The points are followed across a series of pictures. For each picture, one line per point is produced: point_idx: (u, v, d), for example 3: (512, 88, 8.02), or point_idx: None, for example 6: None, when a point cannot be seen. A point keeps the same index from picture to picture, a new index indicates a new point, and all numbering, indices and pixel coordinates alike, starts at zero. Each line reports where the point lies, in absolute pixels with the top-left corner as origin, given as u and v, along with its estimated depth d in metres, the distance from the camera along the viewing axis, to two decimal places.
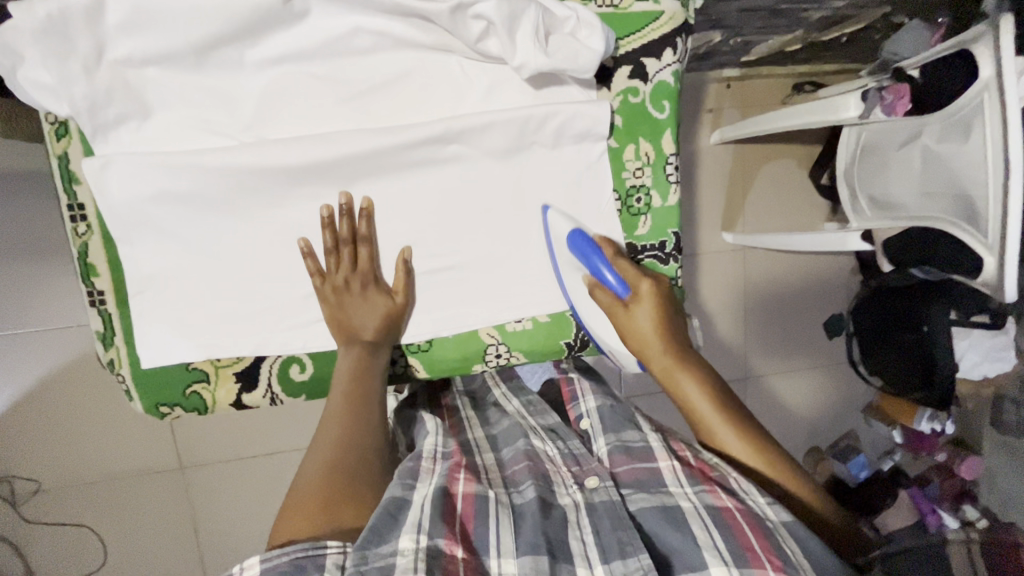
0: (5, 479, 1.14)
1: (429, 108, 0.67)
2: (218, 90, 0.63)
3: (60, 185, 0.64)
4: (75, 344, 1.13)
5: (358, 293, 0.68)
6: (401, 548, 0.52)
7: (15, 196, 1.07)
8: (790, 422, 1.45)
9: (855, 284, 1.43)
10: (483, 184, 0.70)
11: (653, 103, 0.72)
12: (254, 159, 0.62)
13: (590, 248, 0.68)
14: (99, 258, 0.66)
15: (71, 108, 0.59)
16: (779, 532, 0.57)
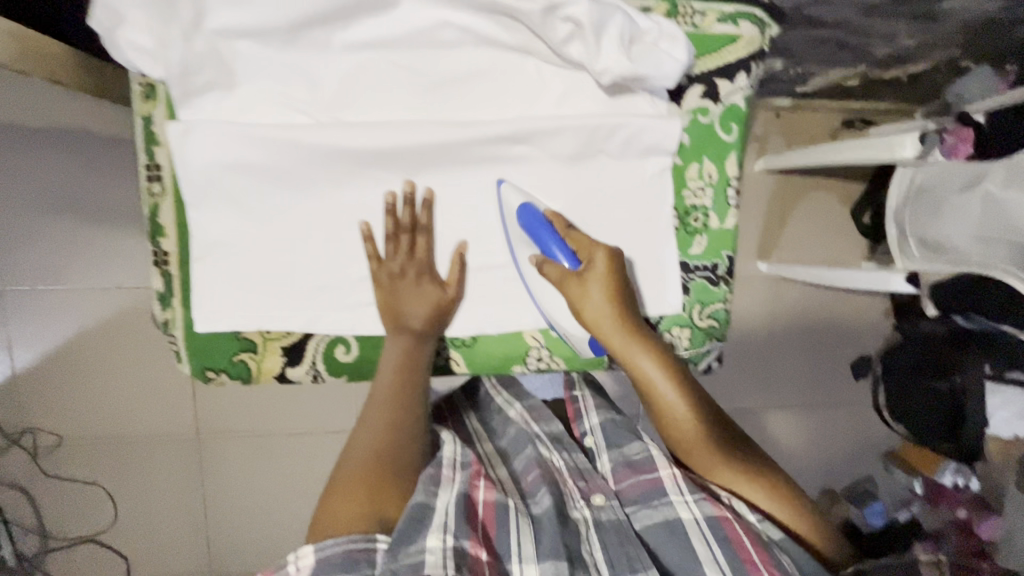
0: (28, 430, 1.16)
1: (503, 105, 0.67)
2: (304, 69, 0.64)
3: (141, 145, 0.67)
4: (110, 306, 1.14)
5: (411, 279, 0.70)
6: (430, 547, 0.55)
7: (80, 153, 1.11)
8: (805, 459, 1.42)
9: (887, 327, 1.40)
10: (545, 186, 0.69)
11: (722, 126, 0.71)
12: (330, 139, 0.64)
13: (537, 222, 0.66)
14: (169, 220, 0.68)
15: (164, 73, 0.61)
16: (775, 547, 0.62)
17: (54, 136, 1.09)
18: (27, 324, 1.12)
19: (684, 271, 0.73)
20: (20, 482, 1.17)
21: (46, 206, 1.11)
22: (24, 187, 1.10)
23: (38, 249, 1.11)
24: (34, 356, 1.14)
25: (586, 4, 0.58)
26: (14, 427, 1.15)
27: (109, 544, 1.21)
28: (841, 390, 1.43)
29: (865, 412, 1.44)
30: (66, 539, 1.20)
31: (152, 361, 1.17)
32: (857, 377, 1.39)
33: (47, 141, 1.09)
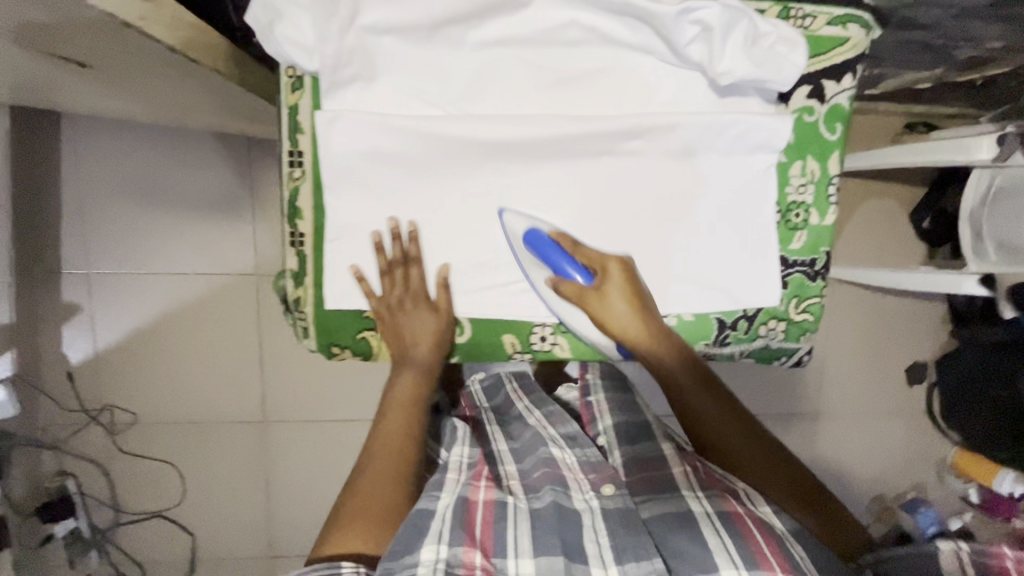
0: (106, 407, 1.21)
1: (619, 102, 0.67)
2: (435, 63, 0.65)
3: (285, 132, 0.69)
4: (193, 290, 1.20)
5: (411, 311, 0.71)
6: (424, 558, 0.56)
7: (168, 144, 1.16)
8: (857, 464, 1.41)
9: (943, 334, 1.39)
10: (652, 181, 0.68)
11: (827, 125, 0.70)
12: (453, 131, 0.66)
13: (546, 242, 0.66)
14: (306, 203, 0.70)
15: (318, 65, 0.64)
16: (786, 539, 0.62)
17: (145, 128, 1.15)
18: (110, 305, 1.18)
19: (783, 265, 0.72)
20: (96, 457, 1.22)
21: (136, 195, 1.16)
22: (115, 175, 1.15)
23: (126, 235, 1.17)
24: (116, 336, 1.19)
25: (720, 9, 0.60)
26: (94, 404, 1.21)
27: (175, 521, 1.25)
28: (895, 397, 1.41)
29: (919, 421, 1.43)
30: (135, 514, 1.25)
31: (227, 345, 1.22)
32: (910, 383, 1.40)
33: (139, 132, 1.15)
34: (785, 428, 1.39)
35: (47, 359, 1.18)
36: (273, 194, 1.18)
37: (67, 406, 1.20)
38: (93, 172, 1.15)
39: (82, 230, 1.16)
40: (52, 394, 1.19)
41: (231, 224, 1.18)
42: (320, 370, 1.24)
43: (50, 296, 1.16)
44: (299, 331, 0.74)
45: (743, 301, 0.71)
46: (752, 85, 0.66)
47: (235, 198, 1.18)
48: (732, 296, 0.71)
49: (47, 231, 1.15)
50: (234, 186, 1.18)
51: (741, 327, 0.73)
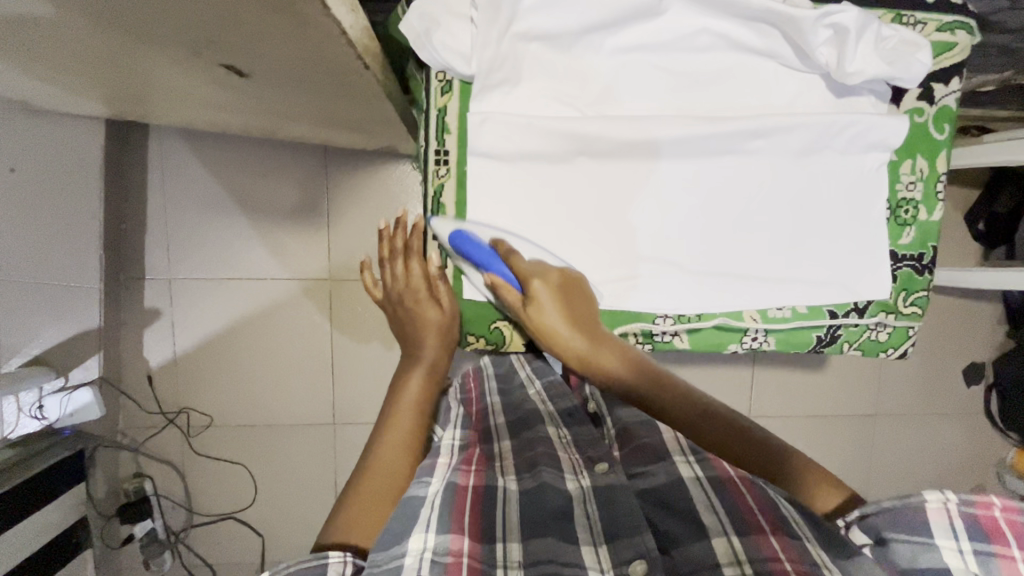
0: (184, 410, 1.25)
1: (742, 104, 0.70)
2: (574, 69, 0.69)
3: (432, 133, 0.73)
4: (269, 295, 1.23)
5: (423, 301, 0.87)
6: (408, 550, 0.51)
7: (254, 155, 1.21)
8: (912, 464, 1.43)
9: (1002, 334, 1.40)
10: (769, 180, 0.71)
11: (936, 124, 0.73)
12: (585, 131, 0.69)
13: (466, 242, 0.69)
14: (450, 200, 0.74)
15: (475, 68, 0.68)
16: (778, 499, 0.54)
17: (229, 140, 1.20)
18: (190, 310, 1.23)
19: (893, 259, 0.75)
20: (172, 459, 1.25)
21: (220, 204, 1.22)
22: (201, 186, 1.21)
23: (209, 242, 1.22)
24: (194, 340, 1.23)
25: (857, 13, 0.62)
26: (173, 406, 1.24)
27: (245, 522, 1.27)
28: (953, 398, 1.43)
29: (978, 421, 1.44)
30: (207, 516, 1.27)
31: (299, 347, 1.25)
32: (967, 384, 1.42)
33: (224, 143, 1.21)
34: (842, 430, 1.41)
35: (131, 362, 1.23)
36: (349, 200, 1.22)
37: (147, 408, 1.24)
38: (181, 184, 1.21)
39: (165, 240, 1.22)
40: (133, 396, 1.24)
41: (310, 230, 1.23)
42: (389, 371, 1.27)
43: (134, 300, 1.22)
44: None
45: (851, 296, 0.73)
46: (868, 86, 0.69)
47: (312, 205, 1.22)
48: (846, 288, 0.73)
49: (136, 241, 1.21)
50: (311, 193, 1.22)
51: (853, 319, 0.75)
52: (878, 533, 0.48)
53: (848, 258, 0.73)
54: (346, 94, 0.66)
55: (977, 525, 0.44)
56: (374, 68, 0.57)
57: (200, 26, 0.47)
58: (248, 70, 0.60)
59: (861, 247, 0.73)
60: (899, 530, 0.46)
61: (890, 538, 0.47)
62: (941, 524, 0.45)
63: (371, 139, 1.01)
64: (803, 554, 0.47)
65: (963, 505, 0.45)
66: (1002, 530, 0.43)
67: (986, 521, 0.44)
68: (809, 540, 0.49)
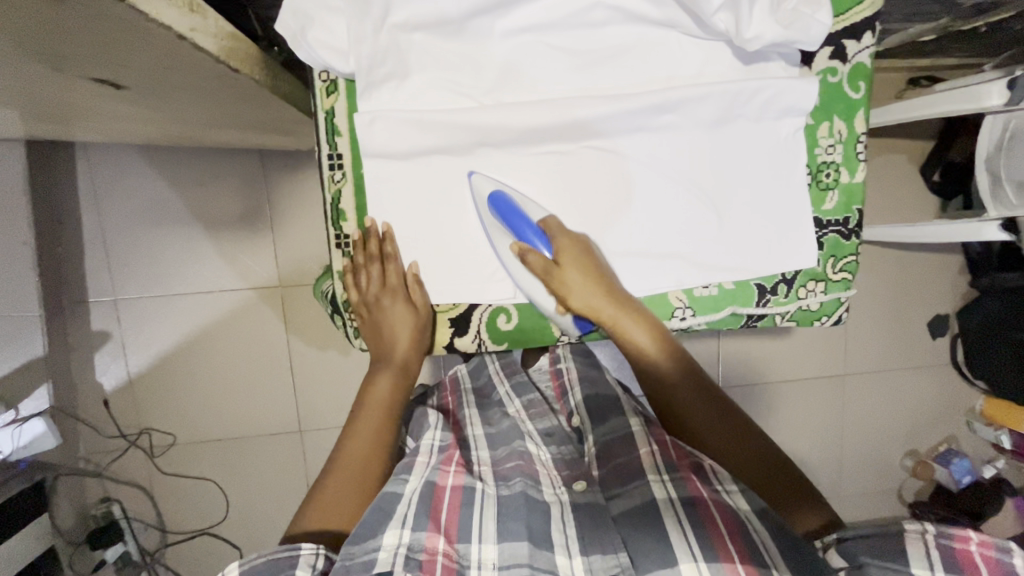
0: (145, 431, 1.23)
1: (647, 80, 0.67)
2: (470, 54, 0.66)
3: (324, 138, 0.70)
4: (219, 308, 1.21)
5: (395, 305, 0.71)
6: (385, 544, 0.54)
7: (185, 165, 1.17)
8: (884, 420, 1.45)
9: (964, 284, 1.40)
10: (684, 154, 0.69)
11: (850, 84, 0.71)
12: (489, 119, 0.66)
13: (509, 209, 0.67)
14: (349, 205, 0.72)
15: (354, 66, 0.65)
16: (750, 522, 0.56)
17: (159, 151, 1.16)
18: (139, 329, 1.20)
19: (817, 226, 0.74)
20: (138, 480, 1.24)
21: (156, 218, 1.18)
22: (135, 202, 1.18)
23: (150, 259, 1.19)
24: (147, 360, 1.21)
25: None
26: (134, 428, 1.23)
27: (221, 537, 1.27)
28: (920, 351, 1.43)
29: (945, 372, 1.45)
30: (182, 533, 1.26)
31: (256, 357, 1.23)
32: (932, 336, 1.42)
33: (156, 155, 1.17)
34: (813, 392, 1.41)
35: (84, 387, 1.21)
36: (290, 203, 1.19)
37: (106, 432, 1.22)
38: (114, 202, 1.17)
39: (105, 261, 1.18)
40: (90, 421, 1.22)
41: (252, 238, 1.19)
42: (349, 373, 1.25)
43: (80, 325, 1.19)
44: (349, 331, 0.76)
45: (779, 268, 0.72)
46: (776, 49, 0.67)
47: (252, 212, 1.19)
48: (771, 259, 0.71)
49: (74, 264, 1.18)
50: (251, 200, 1.19)
51: (782, 291, 0.74)
52: (854, 558, 0.51)
53: (779, 227, 0.71)
54: (234, 98, 0.63)
55: (953, 557, 0.47)
56: (248, 71, 0.54)
57: (39, 42, 0.45)
58: (123, 83, 0.57)
59: (799, 214, 0.71)
60: (876, 555, 0.50)
61: (866, 562, 0.50)
62: (917, 550, 0.48)
63: (298, 139, 0.98)
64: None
65: (942, 537, 0.48)
66: (976, 562, 0.46)
67: (962, 553, 0.47)
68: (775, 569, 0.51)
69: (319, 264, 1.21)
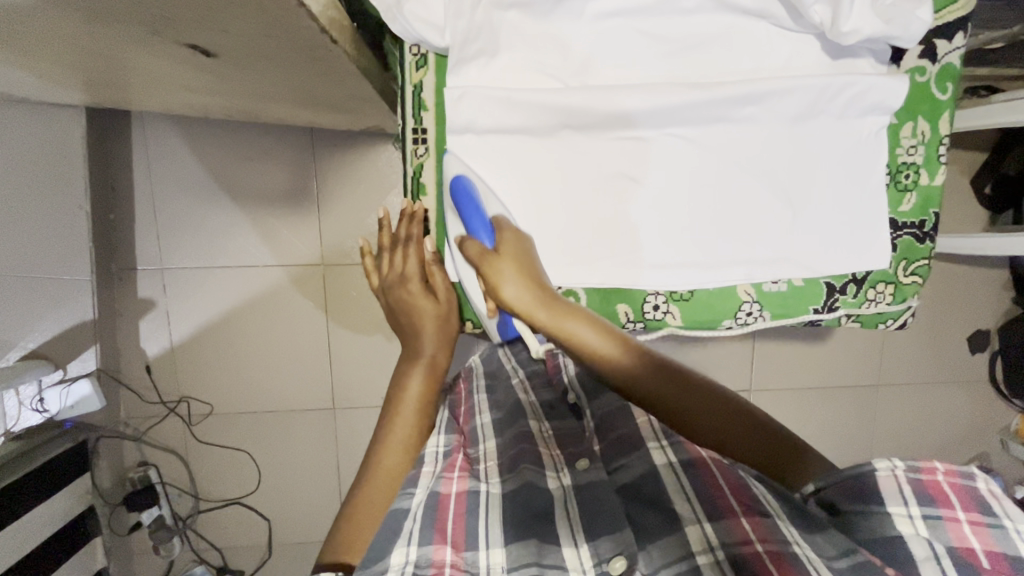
0: (184, 399, 1.25)
1: (732, 69, 0.67)
2: (556, 37, 0.66)
3: (409, 112, 0.73)
4: (262, 283, 1.22)
5: (416, 292, 0.79)
6: (392, 563, 0.50)
7: (238, 139, 1.19)
8: (915, 432, 1.43)
9: (1008, 300, 1.38)
10: (765, 146, 0.69)
11: (939, 84, 0.70)
12: (570, 102, 0.67)
13: (467, 194, 0.67)
14: (430, 180, 0.76)
15: (448, 40, 0.65)
16: (750, 480, 0.55)
17: (216, 124, 1.18)
18: (184, 299, 1.22)
19: (892, 228, 0.73)
20: (173, 447, 1.26)
21: (206, 190, 1.20)
22: (187, 173, 1.19)
23: (197, 231, 1.21)
24: (190, 329, 1.23)
25: None
26: (173, 395, 1.25)
27: (251, 507, 1.29)
28: (957, 366, 1.41)
29: (981, 388, 1.43)
30: (213, 501, 1.29)
31: (294, 333, 1.25)
32: (972, 351, 1.40)
33: (213, 128, 1.18)
34: (845, 400, 1.40)
35: (128, 352, 1.23)
36: (339, 182, 1.20)
37: (147, 398, 1.25)
38: (168, 172, 1.19)
39: (155, 230, 1.20)
40: (132, 386, 1.24)
41: (299, 215, 1.21)
42: (388, 356, 1.26)
43: (127, 291, 1.22)
44: None
45: (849, 267, 0.71)
46: (867, 46, 0.66)
47: (301, 188, 1.20)
48: (844, 256, 0.71)
49: (125, 231, 1.20)
50: (302, 177, 1.20)
51: (851, 291, 0.73)
52: (835, 506, 0.48)
53: (850, 229, 0.71)
54: (318, 70, 0.64)
55: (923, 489, 0.45)
56: (343, 43, 0.55)
57: (153, 4, 0.45)
58: (215, 50, 0.58)
59: (870, 215, 0.71)
60: (854, 501, 0.46)
61: (845, 510, 0.47)
62: (892, 491, 0.45)
63: (359, 118, 0.99)
64: (773, 531, 0.48)
65: (910, 471, 0.46)
66: (946, 492, 0.44)
67: (931, 484, 0.45)
68: (780, 517, 0.49)
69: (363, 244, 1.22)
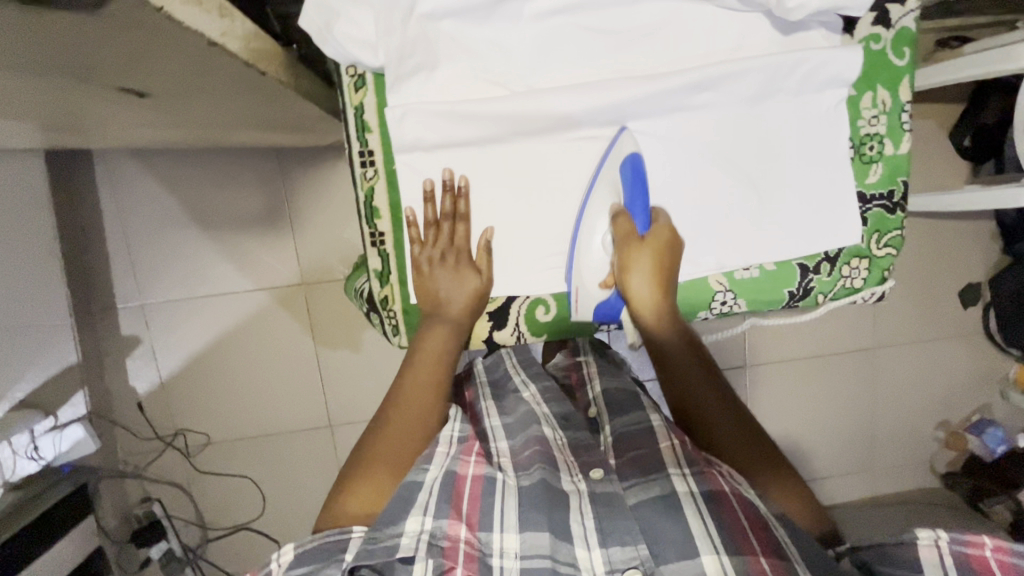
0: (180, 432, 1.25)
1: (681, 56, 0.65)
2: (498, 41, 0.65)
3: (353, 135, 0.70)
4: (245, 308, 1.21)
5: (453, 269, 0.69)
6: (408, 530, 0.56)
7: (203, 167, 1.17)
8: (915, 391, 1.43)
9: (996, 251, 1.37)
10: (723, 131, 0.68)
11: (895, 50, 0.68)
12: (517, 109, 0.65)
13: (639, 178, 0.66)
14: (383, 202, 0.71)
15: (383, 59, 0.64)
16: (770, 521, 0.59)
17: (179, 154, 1.16)
18: (169, 332, 1.22)
19: (861, 201, 0.72)
20: (176, 480, 1.27)
21: (177, 221, 1.18)
22: (156, 206, 1.18)
23: (174, 263, 1.19)
24: (178, 362, 1.22)
25: None
26: (169, 429, 1.24)
27: (260, 532, 1.29)
28: (950, 322, 1.41)
29: (977, 341, 1.42)
30: (222, 529, 1.29)
31: (284, 356, 1.24)
32: (964, 305, 1.40)
33: (176, 158, 1.16)
34: (842, 366, 1.40)
35: (119, 392, 1.23)
36: (311, 201, 1.18)
37: (144, 435, 1.24)
38: (137, 207, 1.18)
39: (130, 266, 1.19)
40: (126, 424, 1.24)
41: (273, 237, 1.19)
42: (380, 369, 1.26)
43: (110, 332, 1.21)
44: (388, 331, 0.76)
45: (821, 246, 0.70)
46: (819, 18, 0.65)
47: (273, 210, 1.19)
48: (816, 236, 0.70)
49: (100, 271, 1.19)
50: (272, 199, 1.18)
51: (824, 270, 0.72)
52: (865, 564, 0.56)
53: (818, 205, 0.69)
54: (260, 97, 0.63)
55: (967, 563, 0.51)
56: (275, 71, 0.54)
57: (66, 56, 0.44)
58: (149, 91, 0.56)
59: (838, 191, 0.69)
60: (886, 564, 0.54)
61: (876, 570, 0.55)
62: (933, 559, 0.52)
63: (321, 135, 0.97)
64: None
65: (956, 543, 0.52)
66: (991, 567, 0.51)
67: (976, 558, 0.51)
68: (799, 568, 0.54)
69: (342, 260, 1.21)
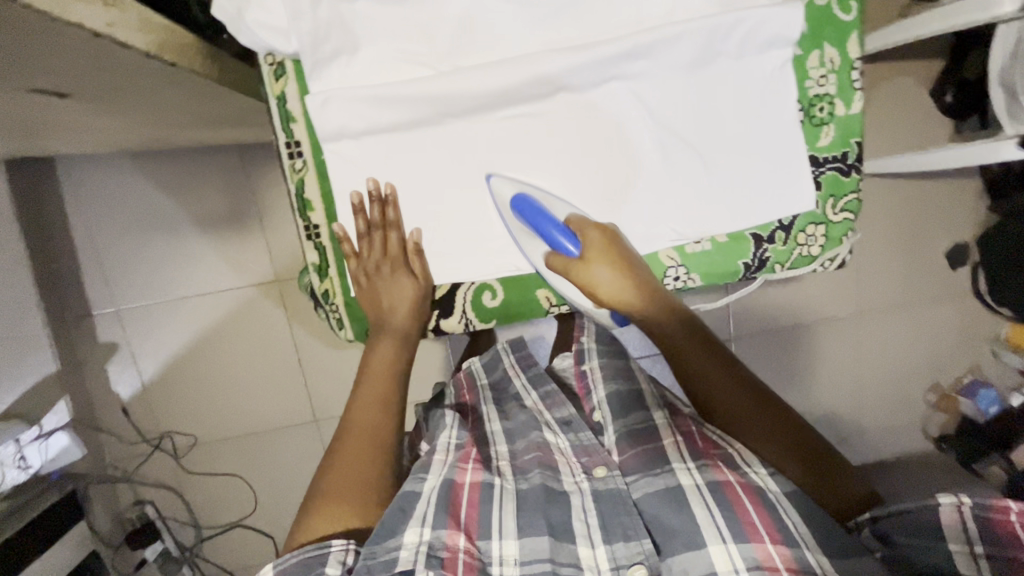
0: (166, 434, 1.26)
1: (616, 27, 0.68)
2: (416, 20, 0.69)
3: (279, 125, 0.72)
4: (220, 308, 1.21)
5: (391, 276, 0.76)
6: (406, 542, 0.59)
7: (167, 168, 1.16)
8: (906, 356, 1.40)
9: (983, 208, 1.33)
10: (665, 98, 0.70)
11: (841, 5, 0.70)
12: (438, 89, 0.68)
13: (536, 211, 0.70)
14: (315, 193, 0.74)
15: (295, 45, 0.67)
16: (778, 504, 0.62)
17: (141, 155, 1.15)
18: (147, 337, 1.22)
19: (814, 165, 0.74)
20: (167, 482, 1.27)
21: (144, 224, 1.17)
22: (122, 211, 1.17)
23: (144, 267, 1.19)
24: (157, 366, 1.23)
25: None
26: (155, 432, 1.25)
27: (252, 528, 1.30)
28: (939, 284, 1.38)
29: (968, 302, 1.39)
30: (214, 527, 1.29)
31: (263, 354, 1.24)
32: (952, 266, 1.37)
33: (139, 161, 1.15)
34: (828, 335, 1.38)
35: (100, 399, 1.23)
36: (276, 196, 1.17)
37: (129, 439, 1.25)
38: (103, 212, 1.17)
39: (101, 272, 1.19)
40: (111, 430, 1.25)
41: (242, 236, 1.18)
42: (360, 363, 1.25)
43: (87, 339, 1.21)
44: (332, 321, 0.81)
45: (772, 215, 0.73)
46: None
47: (239, 208, 1.17)
48: (768, 198, 0.72)
49: (71, 279, 1.19)
50: (237, 197, 1.17)
51: (779, 239, 0.76)
52: (888, 536, 0.60)
53: (767, 169, 0.71)
54: (185, 92, 0.63)
55: (990, 526, 0.55)
56: (185, 63, 0.56)
57: None
58: (68, 91, 0.56)
59: (780, 155, 0.72)
60: (903, 533, 0.59)
61: (897, 539, 0.60)
62: (952, 523, 0.56)
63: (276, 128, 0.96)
64: (798, 560, 0.57)
65: (979, 508, 0.56)
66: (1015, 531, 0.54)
67: (1000, 522, 0.55)
68: (806, 550, 0.58)
69: None
